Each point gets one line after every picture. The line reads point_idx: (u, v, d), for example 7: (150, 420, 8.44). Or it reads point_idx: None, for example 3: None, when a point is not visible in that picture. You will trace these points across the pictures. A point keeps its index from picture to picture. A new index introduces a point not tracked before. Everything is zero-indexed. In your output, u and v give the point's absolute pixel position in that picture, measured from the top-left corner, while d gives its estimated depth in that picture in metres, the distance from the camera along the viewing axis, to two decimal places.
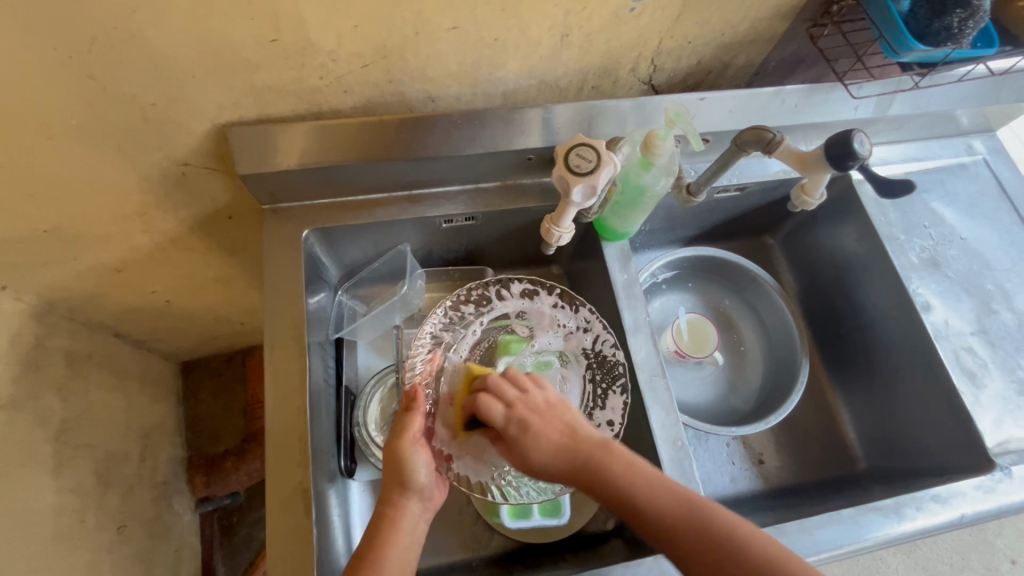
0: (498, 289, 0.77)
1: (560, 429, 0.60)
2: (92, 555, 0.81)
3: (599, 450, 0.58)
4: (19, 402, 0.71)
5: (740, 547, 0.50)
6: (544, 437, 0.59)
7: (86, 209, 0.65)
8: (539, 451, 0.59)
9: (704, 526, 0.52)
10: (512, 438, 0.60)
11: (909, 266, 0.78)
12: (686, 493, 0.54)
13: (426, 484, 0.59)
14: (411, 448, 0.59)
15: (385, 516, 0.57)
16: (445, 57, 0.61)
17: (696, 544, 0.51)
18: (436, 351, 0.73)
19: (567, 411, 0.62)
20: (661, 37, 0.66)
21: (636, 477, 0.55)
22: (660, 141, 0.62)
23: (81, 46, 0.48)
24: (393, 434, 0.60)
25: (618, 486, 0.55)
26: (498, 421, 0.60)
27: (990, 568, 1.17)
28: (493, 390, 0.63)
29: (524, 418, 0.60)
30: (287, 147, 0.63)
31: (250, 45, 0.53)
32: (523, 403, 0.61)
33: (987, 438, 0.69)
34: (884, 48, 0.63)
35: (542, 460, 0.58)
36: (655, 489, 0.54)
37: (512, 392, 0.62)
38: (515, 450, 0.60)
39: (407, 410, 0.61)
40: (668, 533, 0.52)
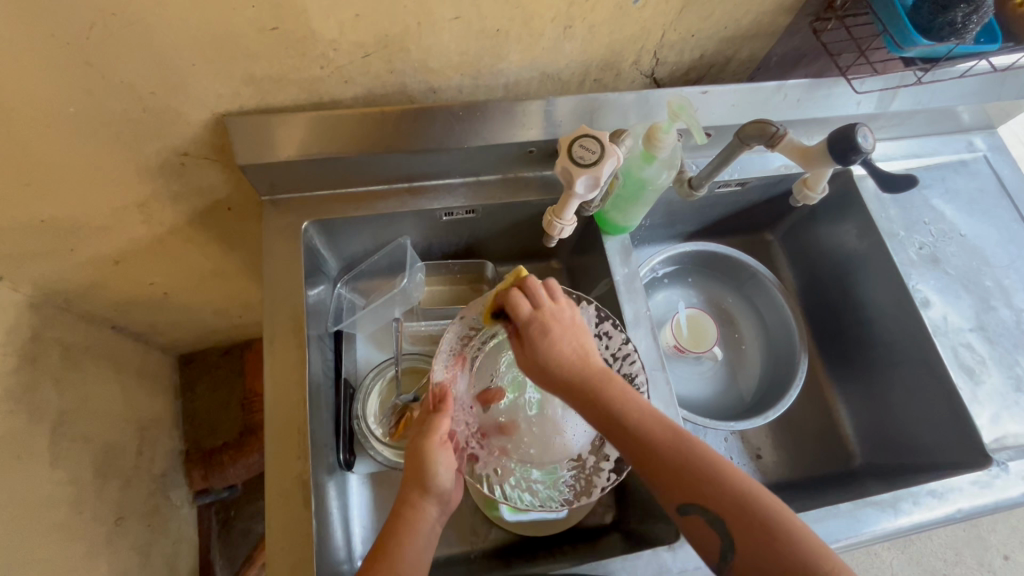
0: None
1: (577, 346, 0.56)
2: (89, 546, 0.81)
3: (602, 376, 0.54)
4: (17, 393, 0.71)
5: (722, 475, 0.50)
6: (561, 347, 0.55)
7: (83, 199, 0.64)
8: (553, 356, 0.55)
9: (690, 457, 0.51)
10: (530, 338, 0.56)
11: (909, 262, 0.78)
12: (674, 426, 0.53)
13: (446, 487, 0.58)
14: (438, 450, 0.58)
15: (402, 515, 0.57)
16: (447, 48, 0.60)
17: (676, 468, 0.51)
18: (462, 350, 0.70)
19: (586, 334, 0.57)
20: (664, 30, 0.66)
21: (633, 406, 0.53)
22: (663, 134, 0.62)
23: (80, 34, 0.48)
24: (422, 432, 0.60)
25: (612, 409, 0.53)
26: (522, 317, 0.57)
27: (984, 564, 1.18)
28: (525, 289, 0.59)
29: (546, 324, 0.56)
30: (287, 137, 0.62)
31: (250, 34, 0.52)
32: (551, 308, 0.57)
33: (984, 434, 0.70)
34: (888, 43, 0.63)
35: (555, 364, 0.54)
36: (645, 417, 0.52)
37: (545, 301, 0.58)
38: (528, 351, 0.56)
39: (435, 412, 0.61)
40: (650, 457, 0.52)
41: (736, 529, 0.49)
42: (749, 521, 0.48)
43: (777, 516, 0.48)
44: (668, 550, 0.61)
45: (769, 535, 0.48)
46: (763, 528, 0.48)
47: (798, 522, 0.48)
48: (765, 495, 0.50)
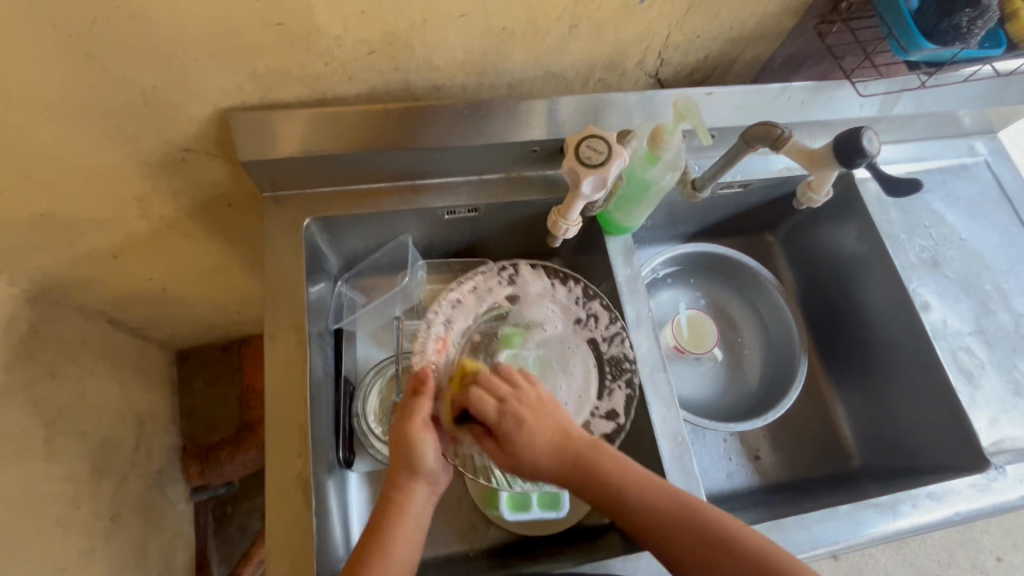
0: (511, 275, 0.76)
1: (551, 424, 0.60)
2: (85, 542, 0.80)
3: (590, 451, 0.59)
4: (15, 387, 0.70)
5: (733, 542, 0.53)
6: (537, 433, 0.59)
7: (83, 192, 0.64)
8: (532, 444, 0.58)
9: (701, 524, 0.54)
10: (506, 434, 0.59)
11: (909, 265, 0.79)
12: (676, 492, 0.56)
13: (435, 468, 0.59)
14: (422, 432, 0.57)
15: (391, 498, 0.57)
16: (451, 46, 0.60)
17: (688, 537, 0.53)
18: (447, 334, 0.71)
19: (557, 409, 0.62)
20: (670, 30, 0.66)
21: (629, 479, 0.57)
22: (668, 134, 0.62)
23: (82, 26, 0.47)
24: (404, 415, 0.59)
25: (610, 486, 0.56)
26: (490, 417, 0.59)
27: (976, 565, 1.19)
28: (485, 386, 0.62)
29: (520, 413, 0.59)
30: (289, 133, 0.62)
31: (255, 29, 0.52)
32: (515, 399, 0.60)
33: (983, 438, 0.70)
34: (893, 46, 0.63)
35: (536, 453, 0.58)
36: (645, 489, 0.56)
37: (506, 389, 0.61)
38: (506, 447, 0.59)
39: (416, 395, 0.60)
40: (660, 534, 0.54)
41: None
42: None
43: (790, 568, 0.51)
44: None
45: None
46: None
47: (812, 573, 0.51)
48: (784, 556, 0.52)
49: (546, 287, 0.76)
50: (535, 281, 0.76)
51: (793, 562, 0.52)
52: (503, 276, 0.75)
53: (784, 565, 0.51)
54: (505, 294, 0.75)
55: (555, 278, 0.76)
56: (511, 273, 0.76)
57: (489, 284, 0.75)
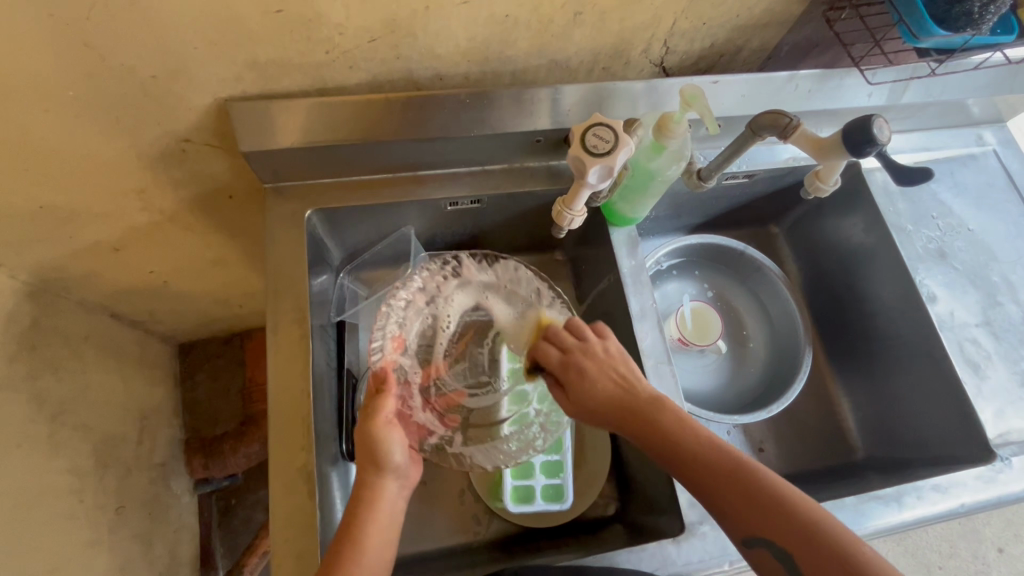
0: (454, 268, 0.73)
1: (613, 376, 0.58)
2: (90, 534, 0.80)
3: (651, 403, 0.57)
4: (17, 381, 0.70)
5: (788, 508, 0.49)
6: (599, 384, 0.58)
7: (82, 185, 0.63)
8: (591, 394, 0.58)
9: (749, 484, 0.51)
10: (569, 382, 0.59)
11: (917, 256, 0.78)
12: (733, 453, 0.53)
13: (402, 462, 0.58)
14: (385, 429, 0.57)
15: (361, 496, 0.57)
16: (454, 33, 0.59)
17: (739, 498, 0.51)
18: (401, 331, 0.69)
19: (626, 364, 0.59)
20: (675, 18, 0.65)
21: (686, 433, 0.55)
22: (674, 124, 0.61)
23: (79, 14, 0.46)
24: (366, 414, 0.59)
25: (663, 436, 0.55)
26: (555, 363, 0.60)
27: (977, 556, 1.20)
28: (550, 337, 0.62)
29: (582, 365, 0.59)
30: (290, 123, 0.61)
31: (255, 16, 0.51)
32: (580, 351, 0.60)
33: (988, 429, 0.70)
34: (903, 32, 0.62)
35: (594, 403, 0.58)
36: (703, 445, 0.54)
37: (571, 341, 0.61)
38: (570, 396, 0.59)
39: (377, 393, 0.60)
40: (710, 491, 0.52)
41: (805, 563, 0.48)
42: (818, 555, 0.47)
43: (851, 544, 0.47)
44: (672, 543, 0.61)
45: (841, 571, 0.46)
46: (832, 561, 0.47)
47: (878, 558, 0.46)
48: (841, 532, 0.48)
49: (491, 279, 0.73)
50: (478, 271, 0.73)
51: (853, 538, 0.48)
52: (446, 269, 0.73)
53: (843, 541, 0.47)
54: (450, 288, 0.73)
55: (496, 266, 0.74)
56: (454, 264, 0.73)
57: (432, 278, 0.72)
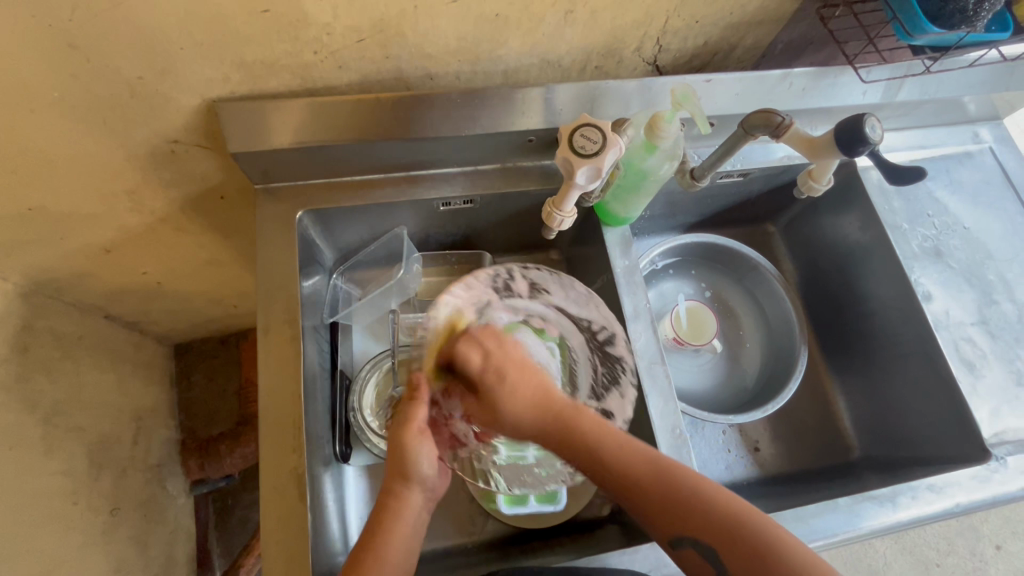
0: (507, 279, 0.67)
1: (530, 381, 0.59)
2: (84, 536, 0.80)
3: (568, 409, 0.58)
4: (9, 383, 0.70)
5: (705, 504, 0.52)
6: (519, 389, 0.59)
7: (71, 186, 0.63)
8: (511, 399, 0.58)
9: (671, 486, 0.53)
10: (490, 389, 0.59)
11: (912, 255, 0.77)
12: (655, 456, 0.55)
13: (429, 475, 0.57)
14: (416, 440, 0.56)
15: (386, 504, 0.56)
16: (444, 32, 0.59)
17: (663, 499, 0.53)
18: None
19: (538, 371, 0.61)
20: (668, 16, 0.64)
21: (608, 440, 0.56)
22: (666, 123, 0.61)
23: (63, 16, 0.46)
24: (399, 423, 0.57)
25: (586, 445, 0.56)
26: (475, 373, 0.59)
27: (975, 553, 1.19)
28: (471, 338, 0.62)
29: (501, 370, 0.59)
30: (280, 124, 0.61)
31: (241, 16, 0.51)
32: (500, 354, 0.61)
33: (984, 429, 0.69)
34: (897, 30, 0.62)
35: (513, 408, 0.58)
36: (623, 448, 0.55)
37: (490, 342, 0.62)
38: (491, 405, 0.59)
39: (410, 399, 0.58)
40: (635, 496, 0.54)
41: (730, 553, 0.51)
42: (741, 544, 0.50)
43: (764, 530, 0.50)
44: None
45: (754, 554, 0.49)
46: (750, 550, 0.50)
47: (788, 539, 0.50)
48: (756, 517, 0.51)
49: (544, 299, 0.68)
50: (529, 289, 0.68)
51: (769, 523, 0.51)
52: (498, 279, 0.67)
53: (758, 527, 0.50)
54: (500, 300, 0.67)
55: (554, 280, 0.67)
56: (505, 277, 0.67)
57: (482, 288, 0.65)
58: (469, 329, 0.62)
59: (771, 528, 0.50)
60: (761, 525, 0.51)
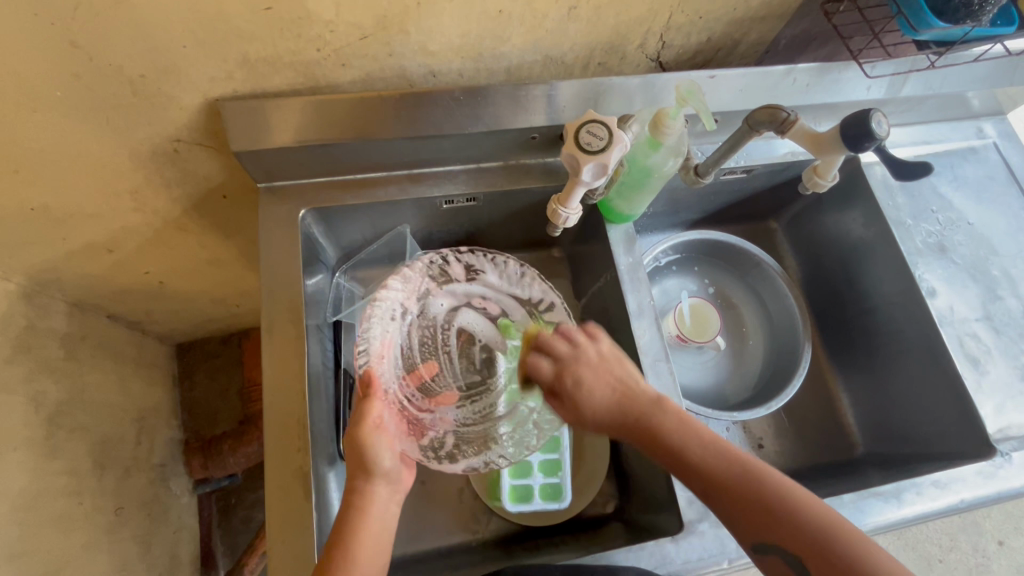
0: (444, 263, 0.74)
1: (611, 382, 0.60)
2: (89, 536, 0.80)
3: (651, 405, 0.58)
4: (12, 383, 0.70)
5: (792, 510, 0.50)
6: (597, 390, 0.59)
7: (73, 186, 0.62)
8: (591, 406, 0.59)
9: (755, 487, 0.51)
10: (567, 392, 0.60)
11: (916, 251, 0.77)
12: (739, 455, 0.54)
13: (391, 466, 0.58)
14: (371, 434, 0.57)
15: (352, 502, 0.56)
16: (447, 30, 0.58)
17: (750, 502, 0.51)
18: (386, 338, 0.68)
19: (619, 365, 0.61)
20: (671, 12, 0.64)
21: (690, 435, 0.55)
22: (670, 119, 0.61)
23: (65, 14, 0.46)
24: (352, 421, 0.58)
25: (669, 439, 0.55)
26: (550, 380, 0.62)
27: (978, 549, 1.20)
28: (542, 349, 0.64)
29: (579, 373, 0.60)
30: (283, 123, 0.61)
31: (244, 13, 0.50)
32: (573, 358, 0.61)
33: (988, 425, 0.69)
34: (903, 24, 0.61)
35: (595, 415, 0.59)
36: (711, 450, 0.54)
37: (563, 348, 0.62)
38: (571, 408, 0.60)
39: (363, 397, 0.60)
40: (716, 496, 0.53)
41: (817, 567, 0.48)
42: (832, 561, 0.47)
43: (857, 544, 0.48)
44: (672, 542, 0.61)
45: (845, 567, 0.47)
46: (842, 562, 0.47)
47: (884, 559, 0.46)
48: (847, 531, 0.48)
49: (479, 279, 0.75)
50: (461, 273, 0.74)
51: (859, 536, 0.48)
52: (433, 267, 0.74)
53: (849, 540, 0.48)
54: (438, 285, 0.73)
55: (485, 261, 0.75)
56: (439, 263, 0.74)
57: (420, 278, 0.72)
58: (544, 338, 0.64)
59: (865, 545, 0.47)
60: (850, 538, 0.48)
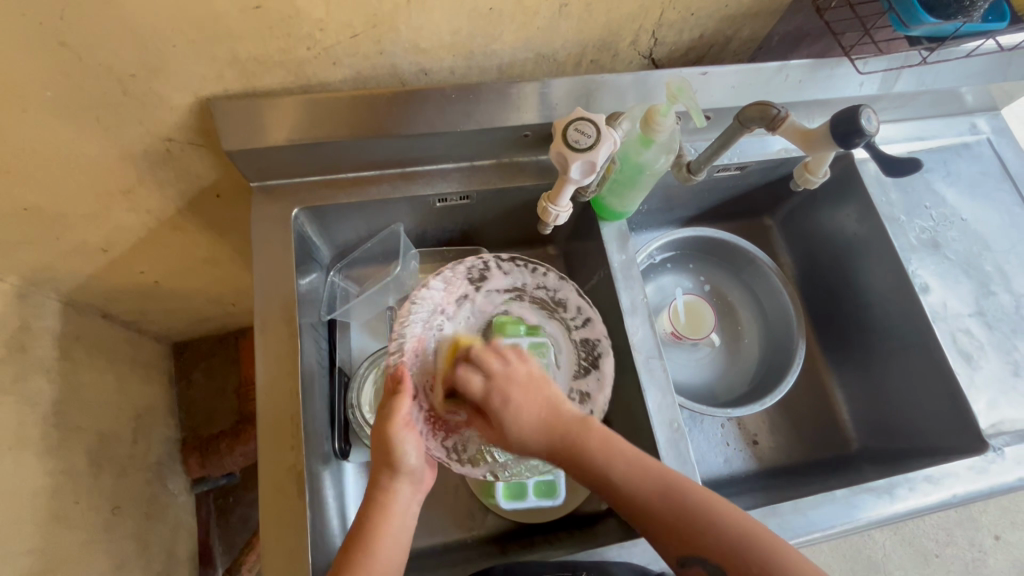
0: (483, 271, 0.71)
1: (540, 402, 0.60)
2: (85, 535, 0.80)
3: (576, 427, 0.58)
4: (7, 383, 0.70)
5: (714, 522, 0.52)
6: (523, 411, 0.59)
7: (65, 186, 0.62)
8: (518, 424, 0.59)
9: (677, 503, 0.53)
10: (493, 410, 0.59)
11: (909, 247, 0.78)
12: (661, 473, 0.55)
13: (417, 466, 0.58)
14: (401, 432, 0.56)
15: (374, 499, 0.56)
16: (437, 28, 0.58)
17: (672, 519, 0.53)
18: (422, 333, 0.66)
19: (547, 385, 0.61)
20: (663, 9, 0.64)
21: (615, 458, 0.56)
22: (661, 117, 0.61)
23: (53, 14, 0.46)
24: (381, 417, 0.57)
25: (594, 462, 0.56)
26: (478, 395, 0.60)
27: (974, 544, 1.20)
28: (476, 362, 0.62)
29: (505, 391, 0.60)
30: (274, 121, 0.61)
31: (233, 12, 0.50)
32: (504, 374, 0.61)
33: (980, 419, 0.69)
34: (894, 20, 0.61)
35: (522, 433, 0.59)
36: (633, 469, 0.56)
37: (494, 365, 0.62)
38: (494, 424, 0.60)
39: (393, 391, 0.58)
40: (642, 514, 0.54)
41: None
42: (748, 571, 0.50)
43: (775, 551, 0.50)
44: None
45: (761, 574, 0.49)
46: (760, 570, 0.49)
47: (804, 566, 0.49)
48: (765, 538, 0.51)
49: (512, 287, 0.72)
50: (499, 282, 0.72)
51: (776, 543, 0.51)
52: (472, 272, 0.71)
53: (768, 549, 0.50)
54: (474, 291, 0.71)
55: (522, 269, 0.72)
56: (480, 268, 0.71)
57: (459, 281, 0.70)
58: (475, 350, 0.63)
59: (773, 547, 0.50)
60: (770, 546, 0.50)
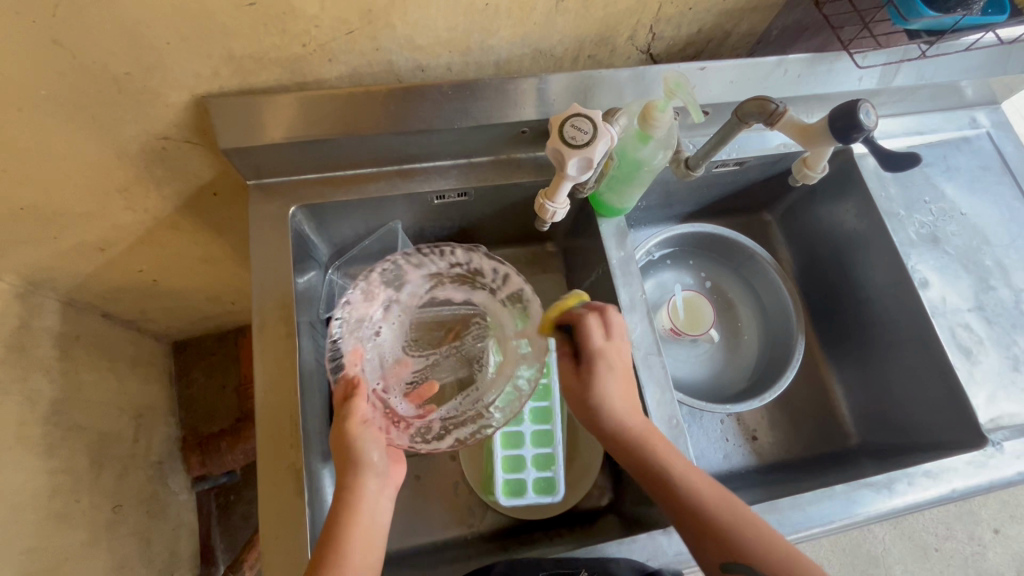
0: (405, 263, 0.71)
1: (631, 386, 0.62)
2: (87, 534, 0.80)
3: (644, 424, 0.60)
4: (7, 383, 0.70)
5: (762, 535, 0.53)
6: (619, 386, 0.61)
7: (62, 185, 0.62)
8: (613, 392, 0.60)
9: (728, 511, 0.55)
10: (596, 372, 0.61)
11: (909, 242, 0.77)
12: (715, 484, 0.57)
13: (379, 460, 0.58)
14: (359, 432, 0.57)
15: (342, 499, 0.56)
16: (434, 24, 0.58)
17: (725, 524, 0.54)
18: (359, 343, 0.65)
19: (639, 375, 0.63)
20: (660, 4, 0.63)
21: (675, 459, 0.58)
22: (659, 112, 0.60)
23: (46, 13, 0.45)
24: (337, 423, 0.57)
25: (657, 456, 0.58)
26: (589, 353, 0.61)
27: (974, 538, 1.20)
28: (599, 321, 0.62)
29: (611, 362, 0.61)
30: (270, 119, 0.60)
31: (227, 9, 0.50)
32: (617, 348, 0.61)
33: (980, 414, 0.69)
34: (893, 13, 0.61)
35: (611, 399, 0.60)
36: (691, 471, 0.57)
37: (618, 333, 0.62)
38: (586, 379, 0.61)
39: (348, 398, 0.59)
40: (692, 513, 0.55)
41: None
42: None
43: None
44: (664, 534, 0.61)
45: None
46: None
47: None
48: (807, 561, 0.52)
49: (434, 270, 0.71)
50: (416, 271, 0.71)
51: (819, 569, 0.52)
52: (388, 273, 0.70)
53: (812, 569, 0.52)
54: (397, 289, 0.69)
55: (430, 257, 0.71)
56: (393, 270, 0.70)
57: (379, 288, 0.69)
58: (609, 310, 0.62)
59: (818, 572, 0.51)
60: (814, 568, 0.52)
